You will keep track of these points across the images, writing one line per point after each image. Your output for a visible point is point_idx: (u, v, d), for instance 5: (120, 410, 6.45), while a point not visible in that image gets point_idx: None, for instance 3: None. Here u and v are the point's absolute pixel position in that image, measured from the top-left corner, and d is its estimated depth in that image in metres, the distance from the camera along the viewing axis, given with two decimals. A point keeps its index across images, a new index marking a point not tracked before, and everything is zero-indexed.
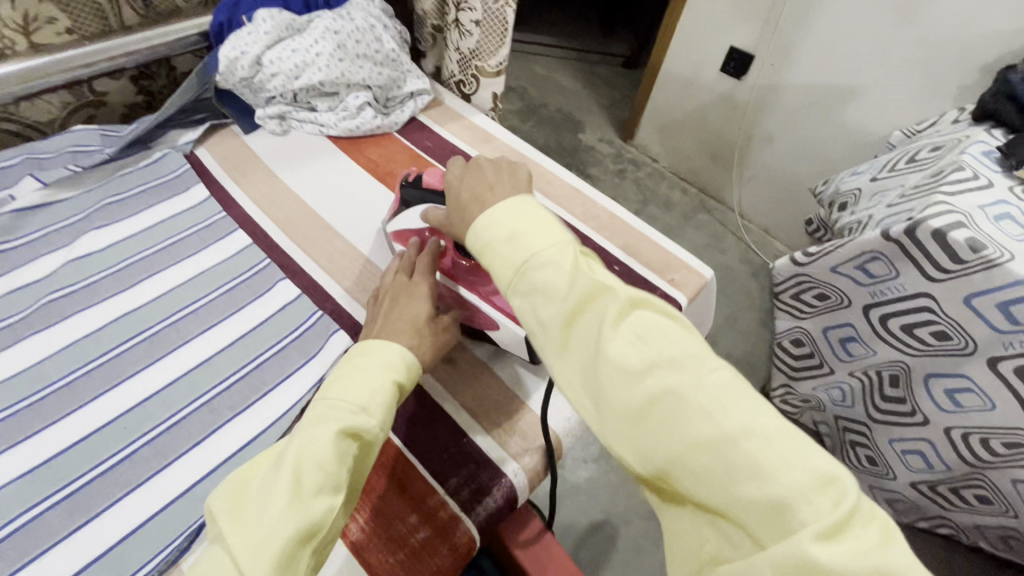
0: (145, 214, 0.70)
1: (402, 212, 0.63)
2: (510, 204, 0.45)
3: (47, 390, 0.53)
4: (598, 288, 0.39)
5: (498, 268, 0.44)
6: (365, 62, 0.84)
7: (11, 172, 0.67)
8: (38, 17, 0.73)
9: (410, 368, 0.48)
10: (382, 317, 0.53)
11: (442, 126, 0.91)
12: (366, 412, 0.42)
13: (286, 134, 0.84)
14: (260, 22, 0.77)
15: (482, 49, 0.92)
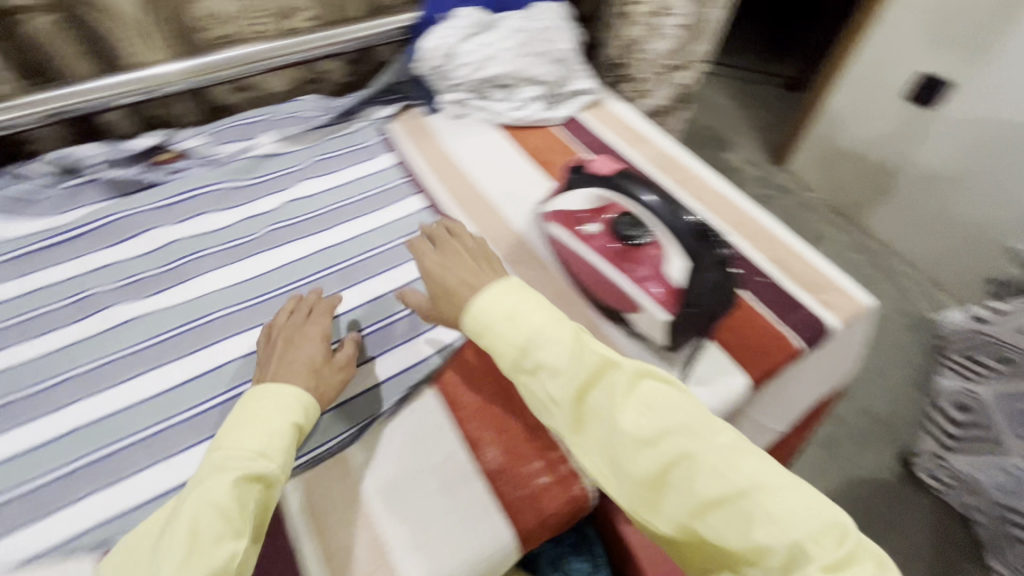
0: (346, 171, 0.82)
1: (564, 195, 0.68)
2: (499, 290, 0.53)
3: (264, 296, 0.66)
4: (604, 365, 0.49)
5: (500, 347, 0.51)
6: (541, 59, 0.92)
7: (254, 128, 0.86)
8: (293, 8, 0.91)
9: (306, 408, 0.51)
10: (275, 360, 0.55)
11: (601, 124, 0.95)
12: (266, 456, 0.46)
13: (460, 119, 0.92)
14: (459, 19, 0.88)
15: (677, 51, 1.05)
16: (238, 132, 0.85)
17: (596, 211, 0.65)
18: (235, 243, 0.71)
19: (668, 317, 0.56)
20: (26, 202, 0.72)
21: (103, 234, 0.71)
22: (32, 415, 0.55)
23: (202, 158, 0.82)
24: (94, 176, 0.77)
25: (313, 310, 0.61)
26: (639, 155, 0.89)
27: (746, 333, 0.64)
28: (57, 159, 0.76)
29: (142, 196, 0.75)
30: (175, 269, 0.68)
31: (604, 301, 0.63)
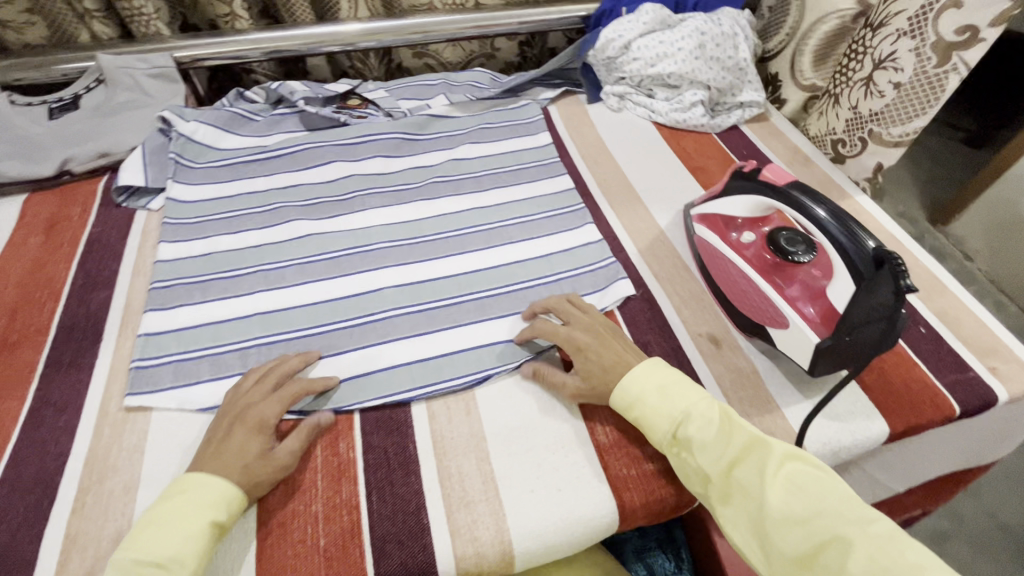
0: (506, 142, 0.87)
1: (717, 199, 0.68)
2: (650, 368, 0.54)
3: (420, 238, 0.72)
4: (752, 442, 0.48)
5: (650, 419, 0.51)
6: (716, 64, 0.88)
7: (433, 90, 0.93)
8: None
9: (231, 505, 0.45)
10: (212, 443, 0.49)
11: (763, 140, 0.92)
12: (176, 563, 0.41)
13: (619, 112, 0.94)
14: (643, 13, 0.88)
15: (885, 117, 0.82)
16: (417, 91, 0.93)
17: (751, 221, 0.65)
18: (403, 187, 0.78)
19: (816, 339, 0.54)
20: (244, 121, 0.85)
21: (296, 159, 0.81)
22: (222, 295, 0.64)
23: (385, 109, 0.90)
24: (297, 108, 0.88)
25: (275, 384, 0.54)
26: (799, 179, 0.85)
27: (893, 384, 0.59)
28: (272, 89, 0.87)
29: (332, 133, 0.85)
30: (350, 201, 0.76)
31: (744, 309, 0.62)
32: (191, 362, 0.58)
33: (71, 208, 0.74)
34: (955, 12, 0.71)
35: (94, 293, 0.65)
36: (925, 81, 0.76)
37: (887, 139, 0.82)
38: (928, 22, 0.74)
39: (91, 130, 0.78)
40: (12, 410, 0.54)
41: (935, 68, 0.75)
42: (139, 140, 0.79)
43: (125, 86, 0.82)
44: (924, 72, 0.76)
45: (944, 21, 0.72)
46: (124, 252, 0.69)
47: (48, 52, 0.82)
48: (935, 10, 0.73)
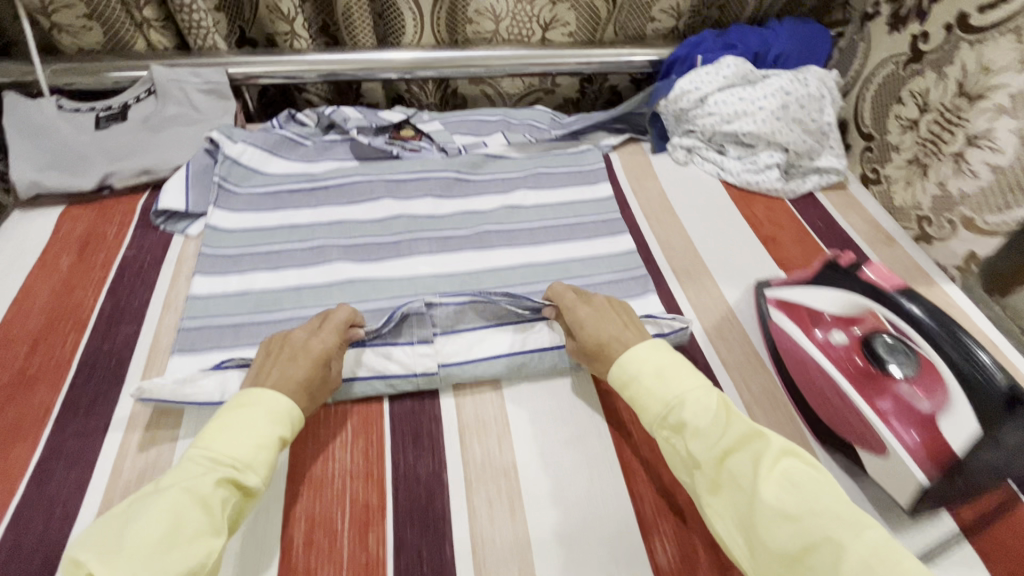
0: (565, 189, 0.82)
1: (800, 287, 0.62)
2: (649, 343, 0.56)
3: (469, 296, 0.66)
4: (750, 434, 0.47)
5: (646, 401, 0.52)
6: (798, 127, 0.82)
7: (490, 128, 0.89)
8: (558, 20, 0.90)
9: (292, 422, 0.50)
10: (275, 368, 0.53)
11: (840, 211, 0.85)
12: (250, 469, 0.46)
13: (685, 166, 0.88)
14: (723, 66, 0.82)
15: (977, 199, 0.70)
16: (474, 126, 0.89)
17: (838, 319, 0.59)
18: (453, 234, 0.74)
19: (922, 478, 0.47)
20: (292, 145, 0.82)
21: (343, 191, 0.77)
22: (255, 342, 0.60)
23: (439, 144, 0.85)
24: (348, 136, 0.84)
25: (329, 321, 0.58)
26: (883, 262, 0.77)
27: (1002, 532, 0.48)
28: (325, 114, 0.83)
29: (383, 165, 0.81)
30: (397, 244, 0.71)
31: (826, 420, 0.56)
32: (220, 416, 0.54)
33: (107, 226, 0.70)
34: None
35: (121, 327, 0.61)
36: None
37: (982, 227, 0.70)
38: None
39: (136, 145, 0.75)
40: (21, 459, 0.50)
41: None
42: (185, 159, 0.75)
43: (175, 100, 0.78)
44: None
45: None
46: (156, 282, 0.66)
47: (102, 58, 0.80)
48: None
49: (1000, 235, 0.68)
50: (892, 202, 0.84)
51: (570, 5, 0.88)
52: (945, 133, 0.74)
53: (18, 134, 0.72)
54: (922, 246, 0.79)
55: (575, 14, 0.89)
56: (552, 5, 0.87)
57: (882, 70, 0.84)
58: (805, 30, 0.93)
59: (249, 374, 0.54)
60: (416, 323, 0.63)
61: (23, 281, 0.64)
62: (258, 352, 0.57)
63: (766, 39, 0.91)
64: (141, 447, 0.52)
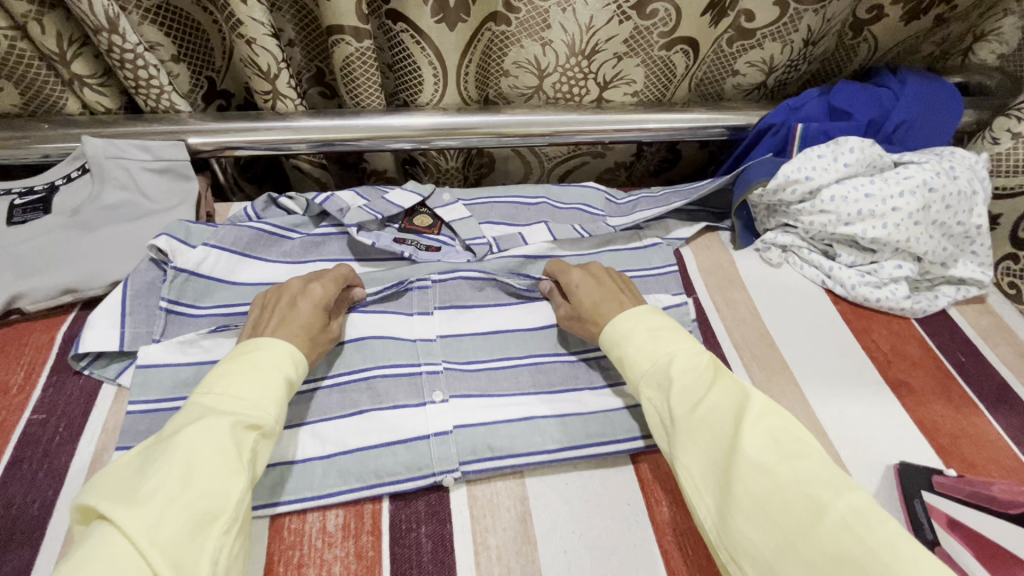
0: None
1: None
2: (647, 308, 0.52)
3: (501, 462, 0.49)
4: (734, 391, 0.43)
5: (632, 357, 0.48)
6: (938, 231, 0.62)
7: (531, 213, 0.69)
8: (621, 77, 0.70)
9: (297, 365, 0.46)
10: (275, 314, 0.50)
11: (984, 339, 0.65)
12: (261, 408, 0.42)
13: (778, 268, 0.69)
14: (845, 150, 0.62)
15: None
16: (509, 211, 0.69)
17: None
18: (478, 372, 0.55)
19: None
20: (272, 240, 0.62)
21: None
22: None
23: (463, 239, 0.65)
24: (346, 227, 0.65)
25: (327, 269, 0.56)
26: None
27: None
28: (315, 201, 0.63)
29: (390, 271, 0.61)
30: (416, 379, 0.53)
31: None
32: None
33: (11, 370, 0.51)
34: None
35: (1, 559, 0.42)
36: None
37: None
38: None
39: (59, 247, 0.55)
40: None
41: None
42: (125, 271, 0.56)
43: (116, 182, 0.59)
44: None
45: None
46: (66, 469, 0.47)
47: (22, 124, 0.60)
48: None
49: None
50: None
51: (639, 59, 0.68)
52: None
53: None
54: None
55: (644, 70, 0.69)
56: (616, 60, 0.67)
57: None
58: (933, 91, 0.72)
59: (244, 330, 0.51)
60: (418, 295, 0.59)
61: None
62: (251, 305, 0.54)
63: (885, 103, 0.71)
64: None
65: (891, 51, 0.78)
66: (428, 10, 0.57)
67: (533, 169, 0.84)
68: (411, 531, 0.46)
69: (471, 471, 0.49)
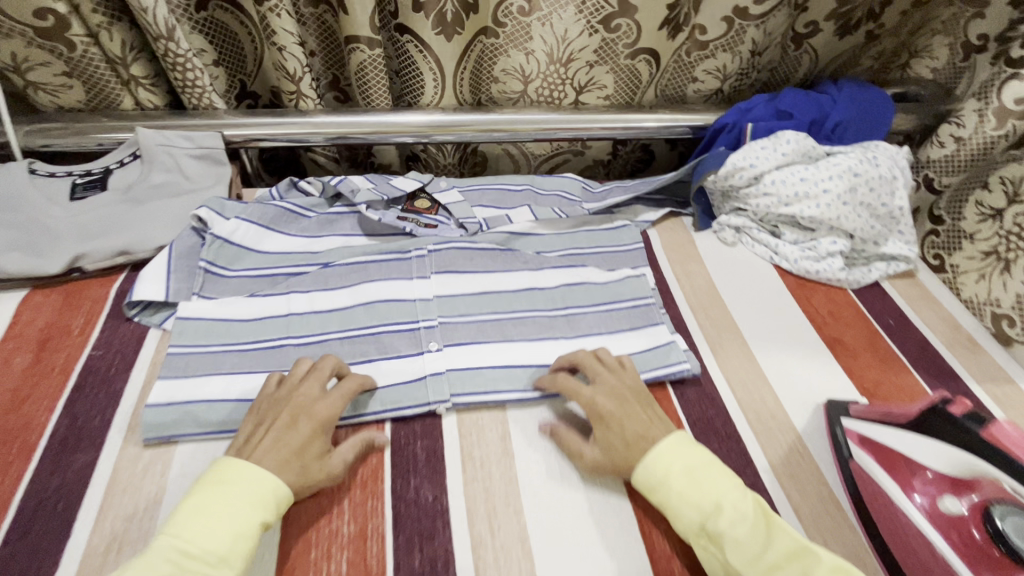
0: (602, 272, 0.71)
1: (911, 435, 0.52)
2: (670, 440, 0.50)
3: (487, 396, 0.58)
4: (796, 549, 0.43)
5: (677, 506, 0.47)
6: (865, 211, 0.72)
7: (516, 198, 0.80)
8: (595, 82, 0.81)
9: (279, 504, 0.45)
10: (268, 441, 0.48)
11: (912, 307, 0.74)
12: (226, 563, 0.41)
13: (733, 247, 0.79)
14: (782, 142, 0.73)
15: None
16: (497, 197, 0.80)
17: (967, 484, 0.49)
18: (469, 322, 0.64)
19: None
20: (293, 217, 0.72)
21: (344, 273, 0.66)
22: None
23: (458, 220, 0.76)
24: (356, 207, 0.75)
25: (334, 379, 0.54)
26: (982, 393, 0.65)
27: None
28: (331, 184, 0.74)
29: (394, 243, 0.71)
30: (416, 332, 0.62)
31: None
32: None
33: (73, 316, 0.61)
34: None
35: (70, 458, 0.50)
36: None
37: None
38: None
39: (116, 217, 0.66)
40: None
41: None
42: (169, 238, 0.66)
43: (162, 166, 0.69)
44: None
45: None
46: (122, 392, 0.56)
47: (83, 117, 0.71)
48: None
49: None
50: (959, 295, 0.75)
51: (608, 67, 0.79)
52: None
53: None
54: (1005, 351, 0.69)
55: (614, 77, 0.81)
56: (589, 67, 0.78)
57: (975, 147, 0.73)
58: (866, 96, 0.83)
59: (234, 443, 0.49)
60: (418, 263, 0.69)
61: None
62: (243, 421, 0.51)
63: (823, 106, 0.82)
64: None
65: (832, 64, 0.90)
66: (428, 22, 0.69)
67: (522, 166, 0.94)
68: (409, 444, 0.55)
69: (460, 403, 0.58)
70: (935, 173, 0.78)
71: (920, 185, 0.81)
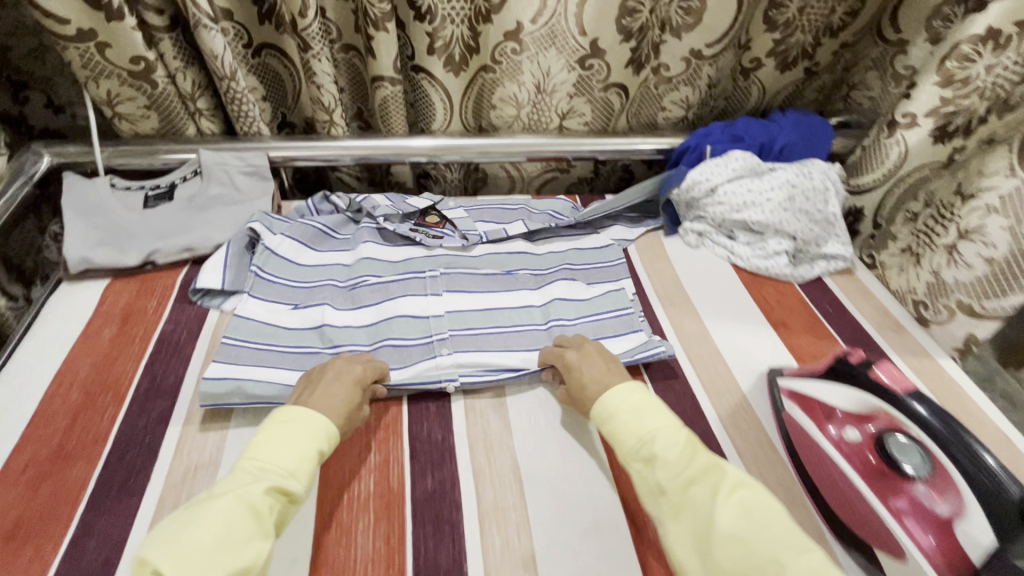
0: (584, 288, 0.82)
1: (816, 380, 0.64)
2: (627, 386, 0.59)
3: (489, 377, 0.69)
4: (711, 467, 0.51)
5: (621, 434, 0.56)
6: (804, 216, 0.86)
7: (514, 216, 0.93)
8: (575, 111, 0.97)
9: (330, 437, 0.55)
10: (313, 393, 0.59)
11: (849, 298, 0.87)
12: (295, 477, 0.51)
13: (697, 249, 0.92)
14: (732, 160, 0.87)
15: (972, 286, 0.76)
16: (497, 215, 0.93)
17: (857, 415, 0.61)
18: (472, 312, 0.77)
19: None
20: (324, 236, 0.85)
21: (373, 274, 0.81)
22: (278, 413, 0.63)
23: (461, 231, 0.87)
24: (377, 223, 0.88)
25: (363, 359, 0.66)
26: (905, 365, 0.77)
27: None
28: (357, 203, 0.88)
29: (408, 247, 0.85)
30: (430, 343, 0.72)
31: (848, 518, 0.56)
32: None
33: (147, 299, 0.75)
34: None
35: (153, 404, 0.63)
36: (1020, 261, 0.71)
37: (981, 311, 0.75)
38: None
39: (183, 221, 0.80)
40: (54, 537, 0.52)
41: None
42: (224, 237, 0.80)
43: (218, 181, 0.84)
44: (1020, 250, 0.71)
45: None
46: (190, 356, 0.69)
47: (154, 141, 0.86)
48: None
49: (999, 318, 0.74)
50: (887, 286, 0.89)
51: (586, 98, 0.95)
52: (939, 226, 0.80)
53: (72, 212, 0.77)
54: (924, 330, 0.82)
55: (591, 106, 0.97)
56: (569, 98, 0.94)
57: (891, 155, 0.87)
58: (808, 124, 0.98)
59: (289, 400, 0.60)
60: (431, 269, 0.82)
61: (67, 353, 0.67)
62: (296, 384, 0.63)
63: (771, 132, 0.97)
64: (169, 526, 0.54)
65: (780, 96, 1.06)
66: (440, 62, 0.85)
67: (518, 182, 1.09)
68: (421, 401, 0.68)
69: (467, 382, 0.69)
70: (849, 175, 0.94)
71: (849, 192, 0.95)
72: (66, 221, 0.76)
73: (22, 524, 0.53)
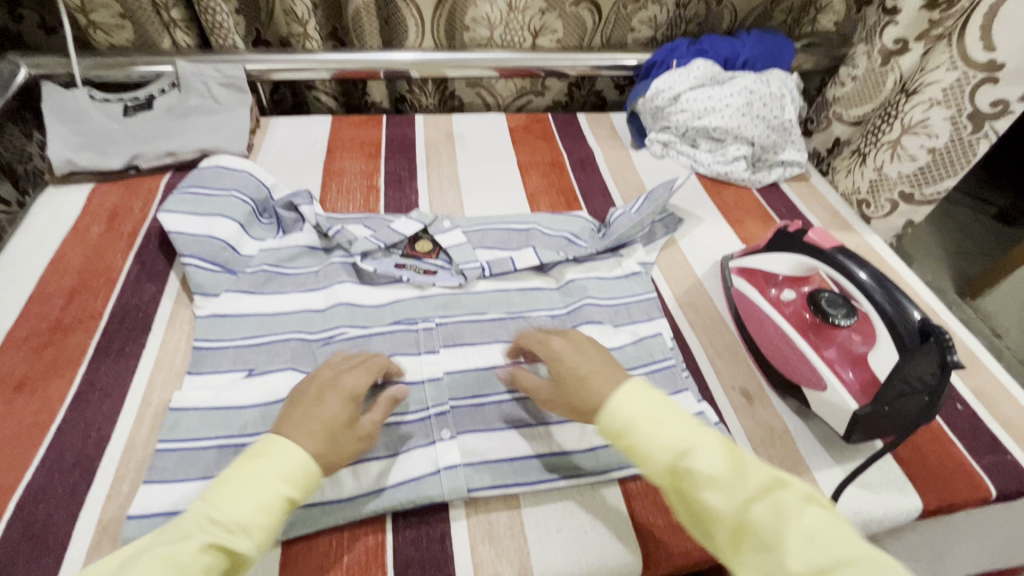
0: (614, 332, 0.65)
1: (761, 252, 0.69)
2: (634, 392, 0.45)
3: (510, 485, 0.53)
4: (767, 479, 0.40)
5: (645, 448, 0.43)
6: (761, 122, 0.91)
7: (520, 236, 0.77)
8: (547, 28, 1.00)
9: (309, 482, 0.42)
10: (296, 414, 0.45)
11: (802, 200, 0.92)
12: (247, 533, 0.38)
13: (661, 159, 0.96)
14: (694, 69, 0.92)
15: (919, 174, 0.83)
16: (502, 236, 0.77)
17: (795, 277, 0.68)
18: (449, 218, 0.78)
19: (857, 407, 0.55)
20: (281, 278, 0.68)
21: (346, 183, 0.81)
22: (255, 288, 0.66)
23: (457, 264, 0.72)
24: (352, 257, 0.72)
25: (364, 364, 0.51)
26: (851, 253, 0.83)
27: (930, 462, 0.58)
28: (329, 231, 0.72)
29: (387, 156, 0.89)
30: (427, 421, 0.56)
31: (782, 367, 0.63)
32: (251, 346, 0.60)
33: (133, 201, 0.78)
34: (990, 88, 0.73)
35: (145, 286, 0.67)
36: (958, 146, 0.78)
37: (920, 198, 0.84)
38: (963, 96, 0.75)
39: (162, 130, 0.83)
40: (58, 391, 0.56)
41: (969, 135, 0.77)
42: (202, 143, 0.82)
43: (196, 92, 0.86)
44: (957, 138, 0.78)
45: (979, 94, 0.74)
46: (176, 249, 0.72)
47: (131, 54, 0.87)
48: (970, 85, 0.74)
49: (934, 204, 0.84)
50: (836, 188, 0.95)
51: (557, 14, 0.98)
52: (885, 123, 0.86)
53: (53, 118, 0.79)
54: (867, 226, 0.89)
55: (563, 23, 1.00)
56: (540, 14, 0.97)
57: (888, 84, 0.86)
58: (771, 39, 1.01)
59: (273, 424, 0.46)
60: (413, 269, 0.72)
61: (58, 246, 0.71)
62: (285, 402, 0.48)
63: (736, 47, 0.99)
64: (166, 383, 0.59)
65: (749, 16, 1.09)
66: None
67: (493, 106, 1.13)
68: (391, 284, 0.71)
69: (477, 491, 0.52)
70: (843, 108, 0.94)
71: (835, 121, 0.96)
72: (49, 125, 0.78)
73: (27, 381, 0.57)
